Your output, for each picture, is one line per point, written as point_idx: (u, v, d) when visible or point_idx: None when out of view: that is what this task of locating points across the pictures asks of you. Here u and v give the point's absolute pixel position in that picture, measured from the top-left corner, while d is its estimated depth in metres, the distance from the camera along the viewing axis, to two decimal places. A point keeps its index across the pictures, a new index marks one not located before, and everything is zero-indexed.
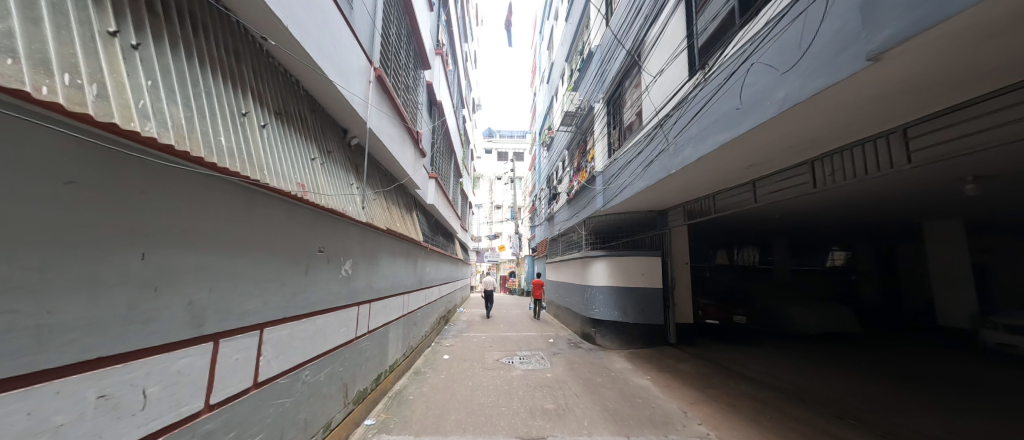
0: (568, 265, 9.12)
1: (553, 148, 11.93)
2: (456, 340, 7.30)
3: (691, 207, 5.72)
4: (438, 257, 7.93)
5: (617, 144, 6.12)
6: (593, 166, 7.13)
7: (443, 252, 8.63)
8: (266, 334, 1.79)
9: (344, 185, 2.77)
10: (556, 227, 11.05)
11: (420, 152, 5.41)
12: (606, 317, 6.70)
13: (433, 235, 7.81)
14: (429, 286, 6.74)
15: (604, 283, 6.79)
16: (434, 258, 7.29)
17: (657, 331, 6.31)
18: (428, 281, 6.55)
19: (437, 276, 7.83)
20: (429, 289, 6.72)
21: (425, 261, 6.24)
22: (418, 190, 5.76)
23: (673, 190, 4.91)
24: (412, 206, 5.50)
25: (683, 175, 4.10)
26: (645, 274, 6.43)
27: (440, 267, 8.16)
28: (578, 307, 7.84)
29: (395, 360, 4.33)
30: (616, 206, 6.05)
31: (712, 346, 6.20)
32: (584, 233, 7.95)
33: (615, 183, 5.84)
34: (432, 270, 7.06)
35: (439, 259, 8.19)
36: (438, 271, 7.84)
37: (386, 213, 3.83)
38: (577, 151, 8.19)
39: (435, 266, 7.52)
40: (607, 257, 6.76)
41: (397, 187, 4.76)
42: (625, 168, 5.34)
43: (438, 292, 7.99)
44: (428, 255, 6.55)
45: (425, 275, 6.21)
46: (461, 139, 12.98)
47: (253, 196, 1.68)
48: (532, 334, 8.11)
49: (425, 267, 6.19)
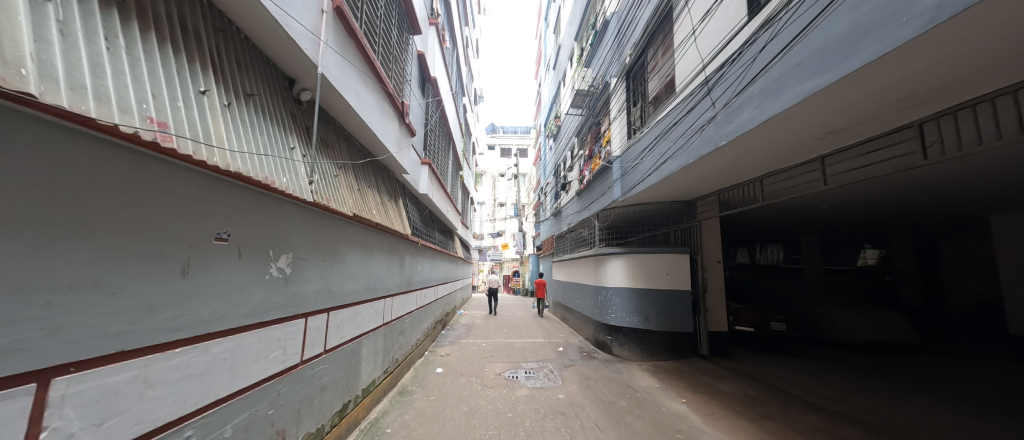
0: (578, 264, 8.26)
1: (560, 138, 11.01)
2: (453, 348, 6.46)
3: (728, 195, 4.85)
4: (433, 255, 7.12)
5: (639, 122, 5.26)
6: (608, 150, 6.26)
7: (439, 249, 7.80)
8: (67, 387, 0.98)
9: (274, 145, 1.92)
10: (564, 223, 10.19)
11: (407, 130, 4.58)
12: (623, 323, 5.82)
13: (427, 230, 6.99)
14: (422, 287, 5.94)
15: (621, 284, 5.93)
16: (428, 256, 6.48)
17: (685, 340, 5.43)
18: (420, 281, 5.74)
19: (433, 276, 7.04)
20: (422, 290, 5.90)
21: (416, 258, 5.42)
22: (406, 176, 4.93)
23: (713, 172, 4.04)
24: (397, 193, 4.65)
25: (733, 148, 3.24)
26: (669, 274, 5.58)
27: (435, 266, 7.34)
28: (590, 310, 6.98)
29: (372, 381, 3.48)
30: (638, 195, 5.18)
31: (750, 358, 5.30)
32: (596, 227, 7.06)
33: (638, 167, 4.98)
34: (426, 269, 6.25)
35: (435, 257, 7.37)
36: (433, 271, 7.03)
37: (355, 196, 2.99)
38: (590, 136, 7.30)
39: (430, 265, 6.71)
40: (625, 255, 5.92)
41: (375, 167, 3.91)
42: (653, 147, 4.48)
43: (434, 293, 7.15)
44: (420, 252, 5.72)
45: (415, 275, 5.38)
46: (461, 130, 12.15)
47: (15, 122, 0.86)
48: (538, 340, 7.26)
49: (416, 266, 5.38)
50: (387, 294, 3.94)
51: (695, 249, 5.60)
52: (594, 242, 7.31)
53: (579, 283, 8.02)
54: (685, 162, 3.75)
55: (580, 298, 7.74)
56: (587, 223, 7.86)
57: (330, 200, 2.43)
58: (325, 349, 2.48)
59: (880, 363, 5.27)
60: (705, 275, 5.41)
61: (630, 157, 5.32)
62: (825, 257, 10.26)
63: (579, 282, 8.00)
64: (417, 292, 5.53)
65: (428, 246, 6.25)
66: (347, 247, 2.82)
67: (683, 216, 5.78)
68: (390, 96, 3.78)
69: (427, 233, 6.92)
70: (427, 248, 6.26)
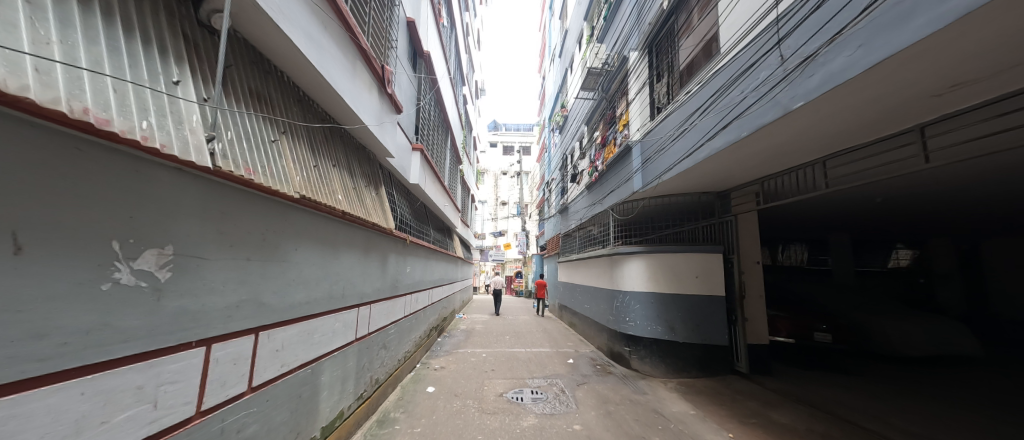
0: (588, 265, 7.48)
1: (567, 128, 10.20)
2: (449, 360, 5.71)
3: (774, 183, 4.07)
4: (427, 254, 6.38)
5: (666, 98, 4.51)
6: (625, 135, 5.49)
7: (435, 248, 7.05)
8: None
9: (125, 66, 1.15)
10: (571, 220, 9.42)
11: (392, 104, 3.84)
12: (644, 333, 5.05)
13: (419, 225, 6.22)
14: (413, 291, 5.21)
15: (642, 288, 5.16)
16: (421, 256, 5.75)
17: (719, 354, 4.65)
18: (410, 284, 5.00)
19: (427, 277, 6.32)
20: (413, 295, 5.17)
21: (405, 258, 4.67)
22: (392, 161, 4.19)
23: (764, 152, 3.28)
24: (378, 179, 3.88)
25: (809, 113, 2.46)
26: (699, 276, 4.80)
27: (430, 266, 6.60)
28: (603, 317, 6.21)
29: (338, 415, 2.72)
30: (666, 183, 4.42)
31: (796, 375, 4.51)
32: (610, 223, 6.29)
33: (667, 150, 4.22)
34: (418, 269, 5.51)
35: (430, 257, 6.62)
36: (427, 271, 6.29)
37: (306, 173, 2.23)
38: (604, 121, 6.52)
39: (423, 265, 5.97)
40: (646, 253, 5.15)
41: (346, 143, 3.15)
42: (690, 124, 3.70)
43: (428, 296, 6.41)
44: (410, 250, 4.98)
45: (404, 277, 4.63)
46: (460, 122, 11.40)
47: None
48: (545, 350, 6.47)
49: (404, 266, 4.62)
50: (364, 302, 3.20)
51: (729, 248, 4.81)
52: (607, 240, 6.53)
53: (589, 285, 7.24)
54: (738, 136, 2.97)
55: (591, 303, 6.94)
56: (599, 220, 7.08)
57: (255, 171, 1.68)
58: (251, 386, 1.73)
59: (952, 381, 4.46)
60: (742, 278, 4.62)
61: (655, 140, 4.55)
62: (857, 259, 9.39)
63: (589, 284, 7.22)
64: (406, 296, 4.78)
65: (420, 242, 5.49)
66: (293, 242, 2.06)
67: (714, 209, 5.00)
68: (367, 54, 3.01)
69: (420, 230, 6.17)
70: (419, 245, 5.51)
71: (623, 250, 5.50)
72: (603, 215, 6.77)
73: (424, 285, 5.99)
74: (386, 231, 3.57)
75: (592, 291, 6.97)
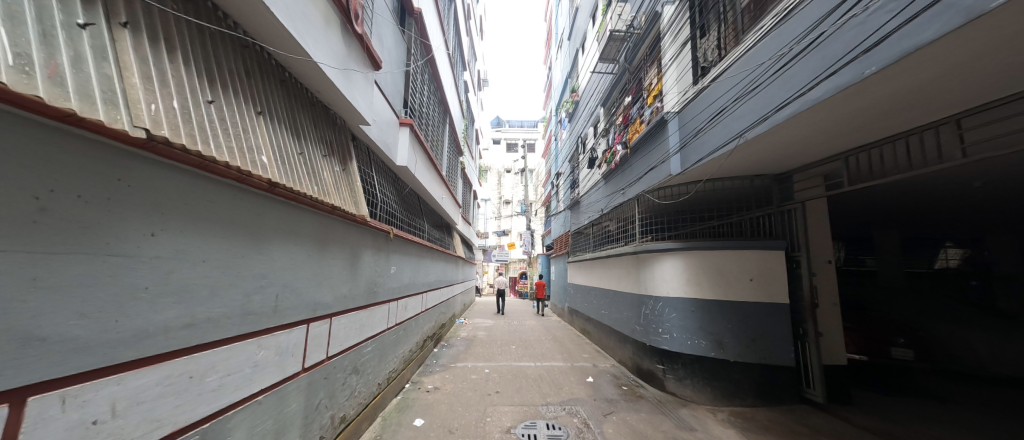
0: (606, 265, 6.54)
1: (579, 114, 9.23)
2: (445, 377, 4.80)
3: (865, 157, 3.11)
4: (421, 252, 5.48)
5: (719, 53, 3.58)
6: (657, 108, 4.56)
7: (430, 246, 6.13)
8: None
9: None
10: (584, 215, 8.49)
11: (368, 53, 2.95)
12: (682, 349, 4.11)
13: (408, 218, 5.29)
14: (400, 297, 4.29)
15: (679, 293, 4.22)
16: (412, 254, 4.84)
17: (782, 378, 3.69)
18: (396, 289, 4.10)
19: (421, 279, 5.43)
20: (400, 301, 4.26)
21: (387, 255, 3.75)
22: (368, 131, 3.29)
23: (879, 105, 2.33)
24: (347, 153, 2.96)
25: (1016, 17, 1.50)
26: (755, 279, 3.86)
27: (424, 267, 5.70)
28: (627, 326, 5.27)
29: None
30: (720, 159, 3.48)
31: (884, 405, 3.54)
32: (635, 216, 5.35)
33: (727, 114, 3.28)
34: (408, 270, 4.60)
35: (424, 255, 5.72)
36: (421, 273, 5.40)
37: (186, 108, 1.32)
38: (627, 98, 5.59)
39: (415, 265, 5.07)
40: (684, 251, 4.21)
41: (290, 93, 2.23)
42: (774, 72, 2.74)
43: (421, 301, 5.49)
44: (396, 245, 4.07)
45: (386, 279, 3.71)
46: (461, 110, 10.49)
47: None
48: (558, 364, 5.55)
49: (386, 266, 3.71)
50: (317, 316, 2.28)
51: (793, 243, 3.85)
52: (632, 236, 5.59)
53: (608, 288, 6.29)
54: (861, 75, 2.02)
55: (611, 309, 5.99)
56: (621, 213, 6.13)
57: None
58: None
59: None
60: (812, 282, 3.65)
61: (706, 108, 3.61)
62: None
63: (608, 287, 6.27)
64: (390, 303, 3.86)
65: (411, 237, 4.57)
66: (144, 219, 1.15)
67: (771, 196, 4.04)
68: None
69: (412, 224, 5.25)
70: (409, 241, 4.59)
71: (654, 246, 4.55)
72: (625, 207, 5.82)
73: (416, 289, 5.07)
74: (352, 218, 2.66)
75: (612, 295, 6.04)
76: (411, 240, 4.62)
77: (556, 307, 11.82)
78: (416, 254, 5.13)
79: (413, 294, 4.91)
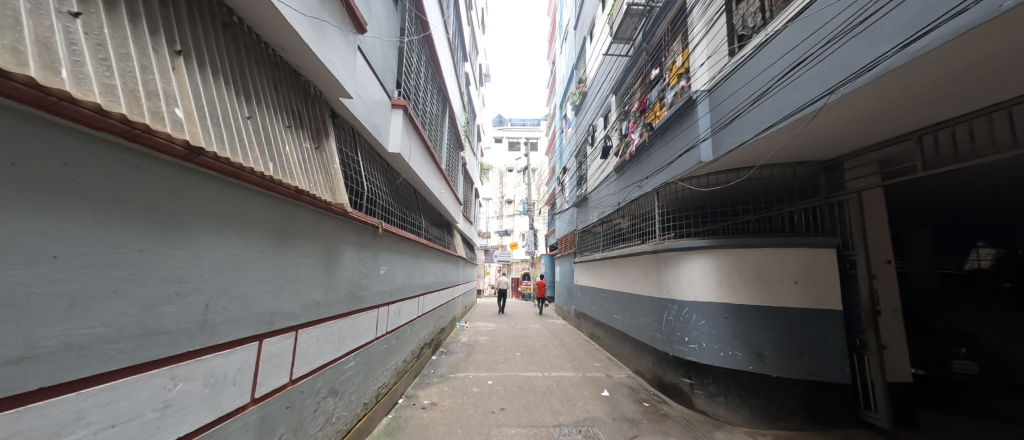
0: (619, 266, 6.02)
1: (586, 106, 8.72)
2: (444, 391, 4.29)
3: (945, 135, 2.56)
4: (417, 251, 4.97)
5: (764, 16, 3.06)
6: (682, 87, 4.04)
7: (428, 244, 5.62)
8: None
9: None
10: (593, 212, 7.97)
11: (349, 9, 2.45)
12: (714, 362, 3.59)
13: (402, 213, 4.78)
14: (392, 301, 3.77)
15: (710, 297, 3.71)
16: (406, 253, 4.34)
17: (836, 398, 3.16)
18: (387, 292, 3.59)
19: (417, 281, 4.92)
20: (392, 306, 3.74)
21: (375, 253, 3.24)
22: (351, 105, 2.78)
23: (998, 60, 1.81)
24: (323, 129, 2.45)
25: None
26: (800, 281, 3.34)
27: (422, 267, 5.20)
28: (645, 333, 4.75)
29: None
30: (767, 141, 2.96)
31: (962, 429, 3.01)
32: (655, 210, 4.82)
33: (780, 85, 2.73)
34: (402, 271, 4.09)
35: (421, 255, 5.23)
36: (417, 274, 4.89)
37: (12, 11, 0.82)
38: (645, 81, 5.08)
39: (410, 265, 4.56)
40: (715, 249, 3.70)
41: (238, 42, 1.71)
42: (853, 25, 2.18)
43: (417, 306, 4.97)
44: (386, 242, 3.56)
45: (374, 282, 3.20)
46: (461, 103, 9.99)
47: None
48: (569, 375, 5.03)
49: (375, 266, 3.20)
50: (275, 330, 1.77)
51: (846, 240, 3.32)
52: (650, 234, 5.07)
53: (622, 291, 5.77)
54: (994, 11, 1.48)
55: (626, 313, 5.48)
56: (636, 209, 5.62)
57: None
58: None
59: None
60: (871, 286, 3.12)
61: (749, 85, 3.07)
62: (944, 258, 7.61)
63: (622, 289, 5.75)
64: (378, 309, 3.33)
65: (405, 234, 4.06)
66: None
67: (816, 187, 3.51)
68: None
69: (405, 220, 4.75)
70: (403, 238, 4.08)
71: (679, 244, 4.04)
72: (642, 202, 5.31)
73: (411, 292, 4.57)
74: (325, 207, 2.15)
75: (626, 299, 5.52)
76: (405, 238, 4.12)
77: (561, 309, 11.27)
78: (412, 253, 4.63)
79: (407, 297, 4.40)
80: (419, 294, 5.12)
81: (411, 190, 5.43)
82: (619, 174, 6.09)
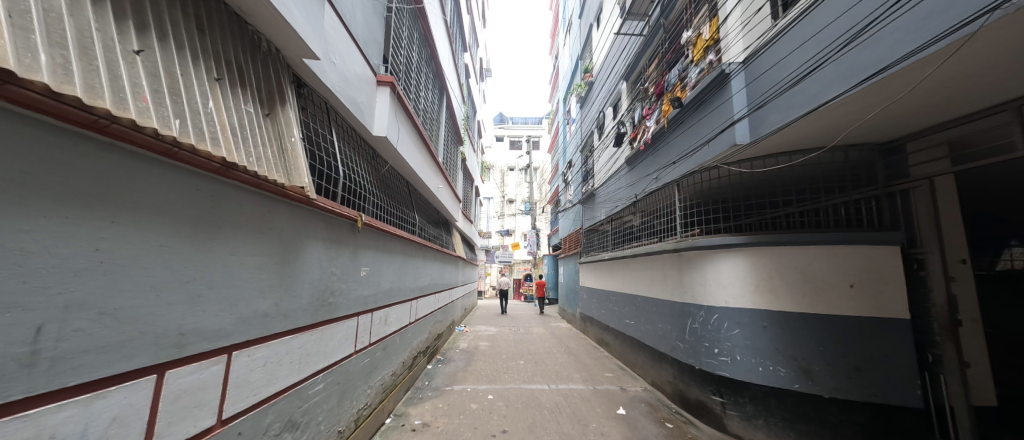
0: (631, 267, 5.51)
1: (593, 97, 8.22)
2: (438, 409, 3.78)
3: None
4: (410, 250, 4.47)
5: None
6: (708, 61, 3.55)
7: (423, 243, 5.13)
8: None
9: None
10: (601, 209, 7.47)
11: None
12: (751, 379, 3.09)
13: (392, 207, 4.29)
14: (377, 307, 3.27)
15: (746, 303, 3.21)
16: (396, 252, 3.84)
17: (906, 425, 2.64)
18: (370, 297, 3.09)
19: (410, 284, 4.43)
20: (377, 313, 3.24)
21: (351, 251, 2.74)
22: (320, 71, 2.29)
23: None
24: (281, 95, 1.94)
25: None
26: (857, 284, 2.83)
27: (416, 269, 4.71)
28: (664, 341, 4.25)
29: None
30: (829, 113, 2.41)
31: None
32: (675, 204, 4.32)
33: (856, 40, 2.16)
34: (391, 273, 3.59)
35: (415, 254, 4.74)
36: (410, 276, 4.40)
37: None
38: (662, 61, 4.58)
39: (401, 266, 4.07)
40: (751, 247, 3.19)
41: None
42: None
43: (409, 311, 4.47)
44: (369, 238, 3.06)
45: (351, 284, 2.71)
46: (461, 95, 9.52)
47: None
48: (578, 388, 4.52)
49: (354, 266, 2.71)
50: (188, 356, 1.28)
51: (914, 236, 2.79)
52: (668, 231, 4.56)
53: (635, 293, 5.26)
54: None
55: (641, 319, 4.98)
56: (651, 204, 5.12)
57: None
58: None
59: None
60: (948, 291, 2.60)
61: (809, 45, 2.50)
62: None
63: (636, 291, 5.24)
64: (359, 317, 2.83)
65: (394, 229, 3.57)
66: None
67: (871, 174, 2.99)
68: None
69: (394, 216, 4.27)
70: (392, 234, 3.58)
71: (707, 242, 3.53)
72: (659, 196, 4.80)
73: (402, 296, 4.08)
74: (271, 188, 1.65)
75: (641, 302, 5.01)
76: (394, 234, 3.62)
77: (566, 313, 10.72)
78: (404, 252, 4.13)
79: (397, 301, 3.90)
80: (412, 297, 4.62)
81: (403, 183, 4.94)
82: (631, 165, 5.58)
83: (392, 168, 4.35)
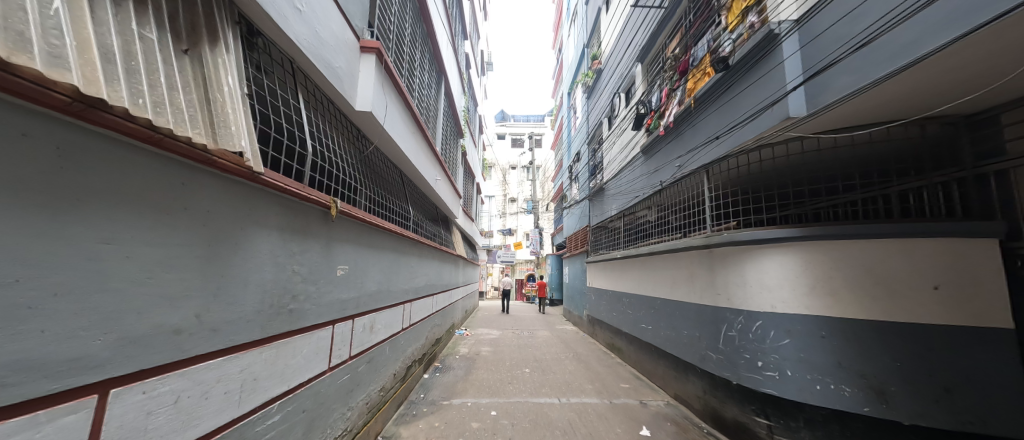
0: (648, 266, 5.00)
1: (601, 86, 7.72)
2: (433, 430, 3.26)
3: None
4: (402, 247, 3.97)
5: None
6: (748, 23, 3.04)
7: (418, 239, 4.63)
8: None
9: None
10: (611, 204, 6.97)
11: None
12: (805, 399, 2.58)
13: (381, 198, 3.80)
14: (360, 313, 2.78)
15: (796, 308, 2.70)
16: (384, 248, 3.34)
17: None
18: (351, 301, 2.60)
19: (402, 285, 3.92)
20: (360, 319, 2.74)
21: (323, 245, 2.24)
22: (280, 17, 1.80)
23: None
24: (218, 35, 1.44)
25: None
26: (942, 287, 2.32)
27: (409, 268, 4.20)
28: (691, 349, 3.74)
29: None
30: (933, 71, 1.86)
31: None
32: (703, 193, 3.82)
33: None
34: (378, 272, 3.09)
35: (408, 252, 4.24)
36: (402, 276, 3.90)
37: None
38: (687, 33, 4.09)
39: (391, 264, 3.57)
40: (805, 242, 2.68)
41: None
42: None
43: (401, 315, 3.97)
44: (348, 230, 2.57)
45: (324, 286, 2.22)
46: (461, 85, 9.02)
47: None
48: (592, 402, 4.01)
49: (327, 263, 2.22)
50: (4, 407, 0.78)
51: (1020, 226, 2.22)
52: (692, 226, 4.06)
53: (654, 295, 4.75)
54: None
55: (661, 323, 4.46)
56: (671, 196, 4.61)
57: None
58: None
59: None
60: None
61: None
62: None
63: (654, 293, 4.72)
64: (335, 325, 2.33)
65: (382, 221, 3.07)
66: None
67: (955, 153, 2.44)
68: None
69: (382, 208, 3.79)
70: (378, 227, 3.09)
71: (747, 236, 3.01)
72: (681, 186, 4.30)
73: (392, 299, 3.58)
74: (183, 150, 1.15)
75: (661, 305, 4.49)
76: (382, 226, 3.12)
77: (571, 315, 10.20)
78: (393, 249, 3.62)
79: (386, 304, 3.40)
80: (405, 300, 4.12)
81: (394, 173, 4.45)
82: (647, 154, 5.09)
83: (380, 152, 3.87)
